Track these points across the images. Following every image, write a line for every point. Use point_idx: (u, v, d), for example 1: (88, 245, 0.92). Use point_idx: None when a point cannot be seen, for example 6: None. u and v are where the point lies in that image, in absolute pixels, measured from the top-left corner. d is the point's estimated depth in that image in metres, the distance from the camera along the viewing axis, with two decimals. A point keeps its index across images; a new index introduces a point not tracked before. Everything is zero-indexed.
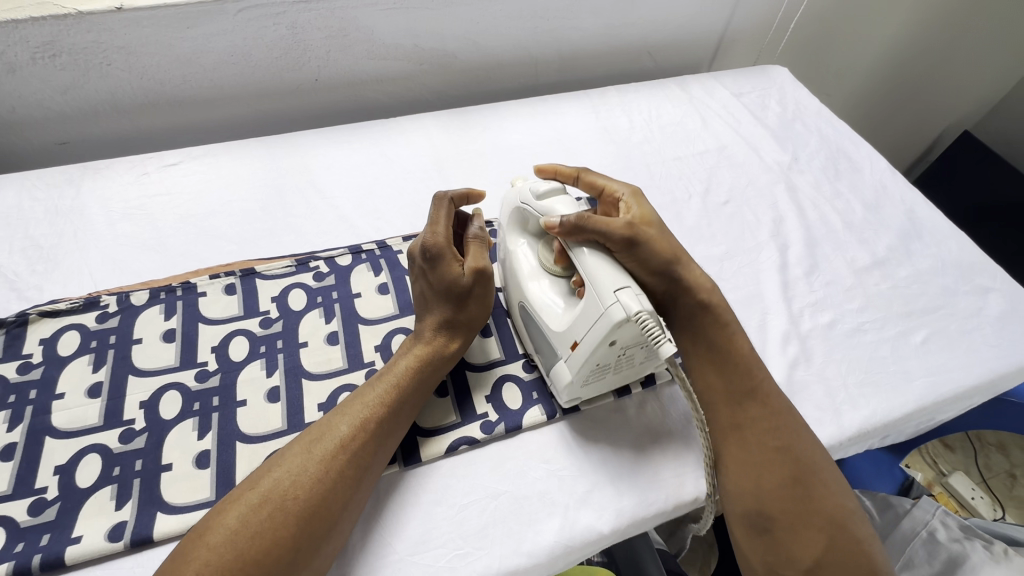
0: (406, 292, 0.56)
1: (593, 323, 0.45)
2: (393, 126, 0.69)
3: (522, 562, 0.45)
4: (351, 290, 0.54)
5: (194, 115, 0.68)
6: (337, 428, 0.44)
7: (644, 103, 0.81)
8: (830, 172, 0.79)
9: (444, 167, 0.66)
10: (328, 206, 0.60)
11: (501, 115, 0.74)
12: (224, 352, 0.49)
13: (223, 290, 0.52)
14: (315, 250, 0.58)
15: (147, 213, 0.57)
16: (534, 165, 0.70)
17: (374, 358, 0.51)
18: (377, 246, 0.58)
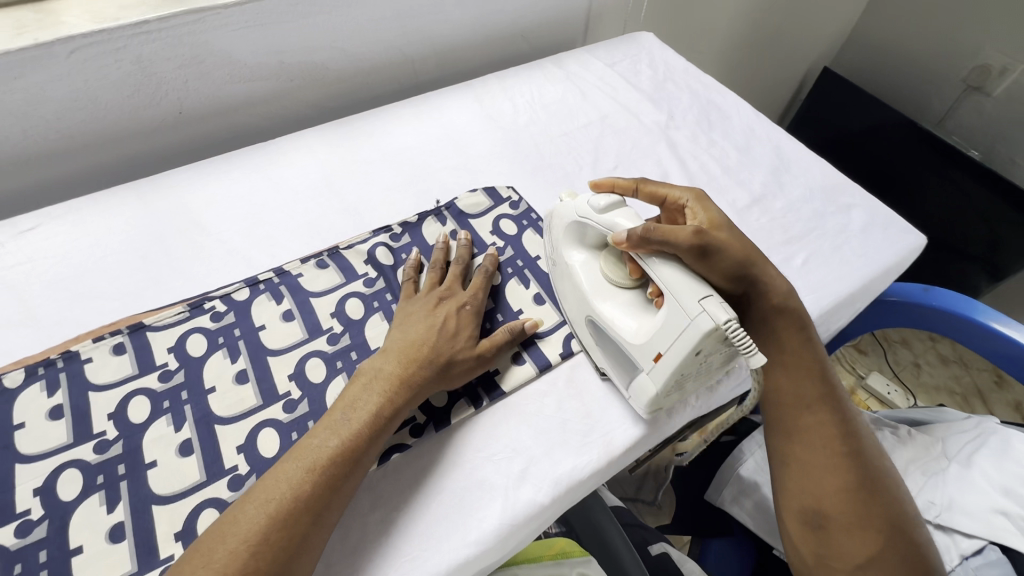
0: (314, 314, 0.53)
1: (679, 337, 0.42)
2: (273, 148, 0.67)
3: (471, 554, 0.42)
4: (254, 324, 0.52)
5: (44, 172, 0.64)
6: (300, 479, 0.39)
7: (524, 86, 0.78)
8: (703, 124, 0.77)
9: (334, 182, 0.65)
10: (216, 242, 0.59)
11: (386, 121, 0.72)
12: (123, 415, 0.46)
13: (112, 352, 0.48)
14: (209, 291, 0.55)
15: (8, 286, 0.53)
16: (426, 165, 0.68)
17: (289, 389, 0.48)
18: (275, 274, 0.55)
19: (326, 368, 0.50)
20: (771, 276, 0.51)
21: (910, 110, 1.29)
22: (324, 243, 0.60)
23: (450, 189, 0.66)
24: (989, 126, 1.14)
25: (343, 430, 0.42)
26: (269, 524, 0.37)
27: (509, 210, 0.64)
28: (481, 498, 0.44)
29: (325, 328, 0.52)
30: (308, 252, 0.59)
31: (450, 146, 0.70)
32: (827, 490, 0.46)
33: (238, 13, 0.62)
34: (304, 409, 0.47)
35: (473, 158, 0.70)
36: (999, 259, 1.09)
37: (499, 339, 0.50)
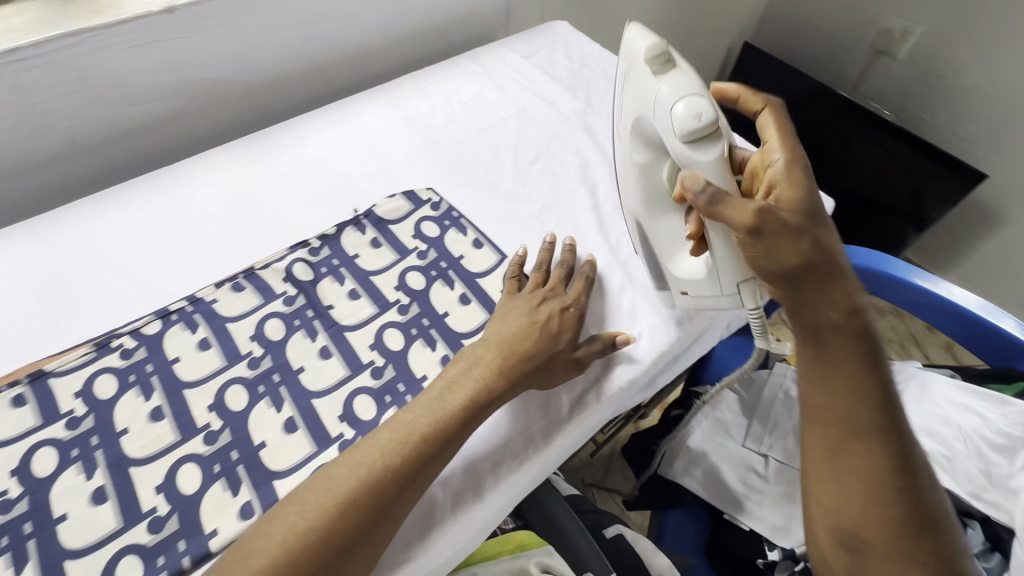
0: (374, 290, 0.69)
1: (704, 278, 0.63)
2: (187, 171, 0.80)
3: (549, 443, 0.60)
4: (323, 303, 0.67)
5: (85, 225, 0.72)
6: (388, 447, 0.50)
7: (441, 86, 0.96)
8: (584, 112, 0.94)
9: (337, 193, 0.79)
10: (213, 245, 0.72)
11: (299, 134, 0.87)
12: (222, 405, 0.59)
13: (199, 348, 0.62)
14: (269, 261, 0.70)
15: (59, 322, 0.64)
16: (400, 160, 0.84)
17: (371, 358, 0.63)
18: (297, 282, 0.69)
19: (399, 335, 0.65)
20: (831, 282, 0.54)
21: (827, 76, 1.68)
22: (365, 233, 0.74)
23: (464, 184, 0.81)
24: (901, 89, 1.51)
25: (440, 409, 0.53)
26: (380, 465, 0.49)
27: (520, 203, 0.79)
28: (541, 430, 0.60)
29: (392, 302, 0.68)
30: (356, 235, 0.74)
31: (433, 147, 0.87)
32: (862, 510, 0.53)
33: (214, 23, 0.80)
34: (388, 373, 0.62)
35: (389, 164, 0.84)
36: (922, 211, 1.49)
37: (610, 340, 0.64)
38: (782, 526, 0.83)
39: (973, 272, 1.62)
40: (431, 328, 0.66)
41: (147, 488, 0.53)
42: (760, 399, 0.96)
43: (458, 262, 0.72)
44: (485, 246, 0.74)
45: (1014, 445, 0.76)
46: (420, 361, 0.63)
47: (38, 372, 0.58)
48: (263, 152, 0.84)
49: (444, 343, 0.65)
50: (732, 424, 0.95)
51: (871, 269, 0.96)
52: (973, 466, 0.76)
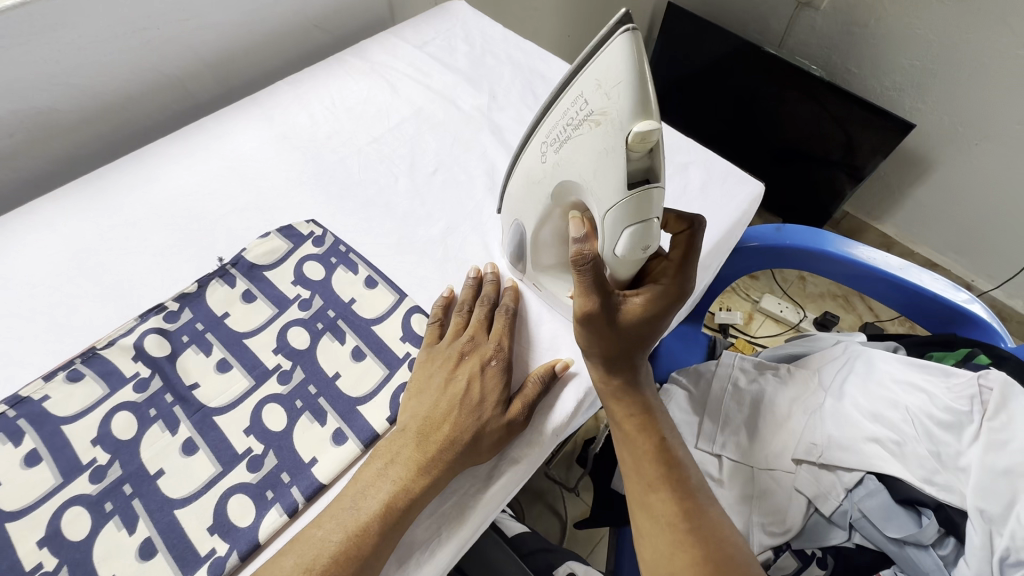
0: (248, 357, 0.58)
1: (562, 288, 0.58)
2: (1, 227, 0.64)
3: (473, 516, 0.52)
4: (185, 383, 0.56)
5: None
6: (294, 574, 0.44)
7: (323, 90, 0.83)
8: (488, 106, 0.84)
9: (200, 238, 0.67)
10: (42, 324, 0.59)
11: (150, 162, 0.72)
12: (59, 537, 0.47)
13: (25, 466, 0.50)
14: (115, 337, 0.57)
15: None
16: (276, 186, 0.72)
17: (249, 446, 0.53)
18: (152, 360, 0.57)
19: (282, 410, 0.55)
20: (627, 357, 0.54)
21: (755, 34, 1.59)
22: (234, 287, 0.62)
23: (353, 210, 0.70)
24: (825, 41, 1.46)
25: (351, 521, 0.47)
26: None
27: (419, 226, 0.69)
28: (455, 512, 0.52)
29: (271, 370, 0.57)
30: (223, 289, 0.62)
31: (316, 167, 0.75)
32: (668, 555, 0.50)
33: (12, 42, 0.63)
34: (269, 462, 0.52)
35: (263, 193, 0.71)
36: (858, 163, 1.47)
37: (547, 370, 0.57)
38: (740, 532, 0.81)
39: (906, 220, 1.63)
40: (319, 397, 0.56)
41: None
42: (708, 394, 0.93)
43: (349, 307, 0.62)
44: (380, 284, 0.63)
45: (960, 421, 0.73)
46: (308, 440, 0.54)
47: None
48: (105, 192, 0.69)
49: (335, 414, 0.55)
50: (683, 424, 0.92)
51: (807, 246, 0.92)
52: (924, 449, 0.73)
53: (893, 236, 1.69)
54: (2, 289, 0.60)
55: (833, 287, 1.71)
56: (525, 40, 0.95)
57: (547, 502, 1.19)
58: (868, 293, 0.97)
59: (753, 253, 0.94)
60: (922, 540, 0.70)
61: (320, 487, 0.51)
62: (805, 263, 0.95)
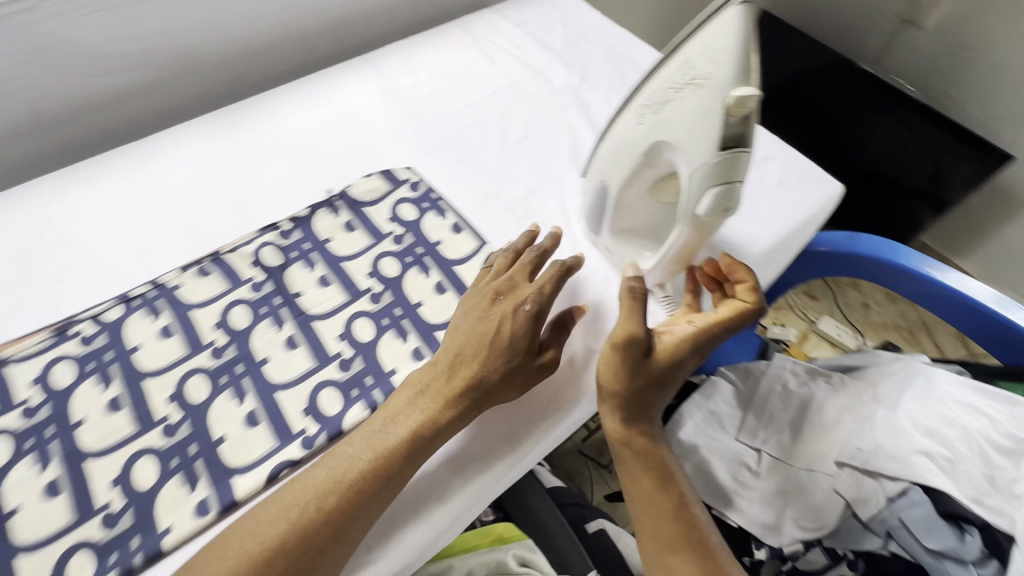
0: (346, 277, 0.65)
1: (635, 251, 0.62)
2: (151, 144, 0.75)
3: (527, 440, 0.57)
4: (292, 290, 0.64)
5: (45, 200, 0.68)
6: (323, 486, 0.49)
7: (428, 57, 0.90)
8: (578, 85, 0.88)
9: (312, 172, 0.75)
10: (179, 227, 0.68)
11: (275, 104, 0.81)
12: (182, 397, 0.56)
13: (161, 337, 0.59)
14: (240, 245, 0.67)
15: (20, 304, 0.61)
16: (380, 136, 0.80)
17: (340, 350, 0.60)
18: (266, 268, 0.65)
19: (371, 325, 0.62)
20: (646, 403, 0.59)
21: (849, 51, 1.55)
22: (339, 216, 0.70)
23: (446, 163, 0.77)
24: (924, 62, 1.41)
25: (379, 444, 0.51)
26: (312, 511, 0.48)
27: (503, 185, 0.75)
28: (508, 437, 0.57)
29: (364, 290, 0.65)
30: (330, 217, 0.70)
31: (416, 123, 0.82)
32: None
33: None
34: (356, 365, 0.59)
35: (368, 140, 0.79)
36: (943, 191, 1.42)
37: (567, 313, 0.61)
38: (772, 524, 0.83)
39: (990, 259, 1.55)
40: (404, 319, 0.63)
41: (103, 481, 0.51)
42: (755, 391, 0.95)
43: (436, 247, 0.69)
44: (465, 230, 0.70)
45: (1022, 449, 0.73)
46: (391, 353, 0.60)
47: None
48: (237, 123, 0.78)
49: (416, 334, 0.62)
50: (725, 416, 0.93)
51: (879, 258, 0.91)
52: (977, 470, 0.73)
53: (972, 274, 1.61)
54: (150, 194, 0.71)
55: (898, 318, 1.65)
56: (619, 28, 0.99)
57: (577, 483, 1.22)
58: (938, 315, 0.94)
59: (822, 258, 0.95)
60: (961, 556, 0.69)
61: None
62: (875, 276, 0.94)
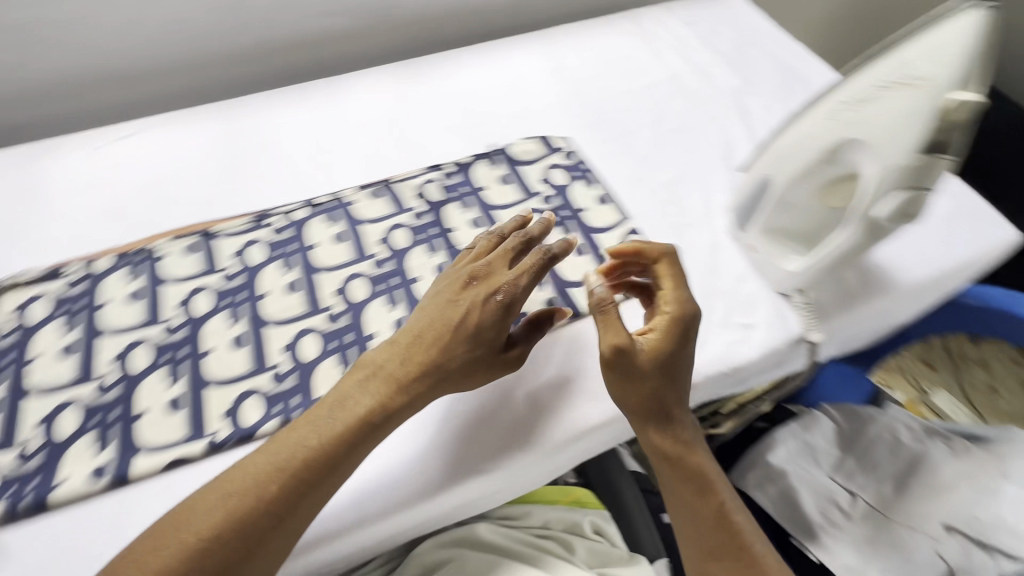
0: (495, 223, 0.71)
1: (781, 253, 0.64)
2: (347, 81, 0.85)
3: None
4: (446, 224, 0.70)
5: (260, 113, 0.81)
6: (266, 472, 0.47)
7: (596, 41, 0.94)
8: (739, 88, 0.88)
9: (476, 126, 0.81)
10: (359, 152, 0.77)
11: (453, 62, 0.89)
12: (346, 293, 0.64)
13: (335, 241, 0.68)
14: (408, 178, 0.75)
15: (231, 193, 0.73)
16: (541, 105, 0.85)
17: None
18: (427, 201, 0.72)
19: None
20: (669, 407, 0.55)
21: None
22: (496, 169, 0.76)
23: (599, 140, 0.80)
24: None
25: (323, 433, 0.49)
26: (253, 497, 0.46)
27: (651, 170, 0.77)
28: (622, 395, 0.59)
29: None
30: (488, 168, 0.76)
31: (575, 99, 0.86)
32: None
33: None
34: None
35: (530, 107, 0.84)
36: None
37: (546, 315, 0.59)
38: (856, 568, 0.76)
39: None
40: None
41: (277, 345, 0.60)
42: (860, 434, 0.90)
43: (580, 213, 0.72)
44: (610, 204, 0.73)
45: None
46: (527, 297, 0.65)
47: (209, 230, 0.69)
48: (418, 73, 0.86)
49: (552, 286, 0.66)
50: (821, 451, 0.89)
51: None
52: None
53: None
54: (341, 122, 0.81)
55: None
56: (791, 39, 0.97)
57: None
58: None
59: (970, 312, 0.88)
60: None
61: None
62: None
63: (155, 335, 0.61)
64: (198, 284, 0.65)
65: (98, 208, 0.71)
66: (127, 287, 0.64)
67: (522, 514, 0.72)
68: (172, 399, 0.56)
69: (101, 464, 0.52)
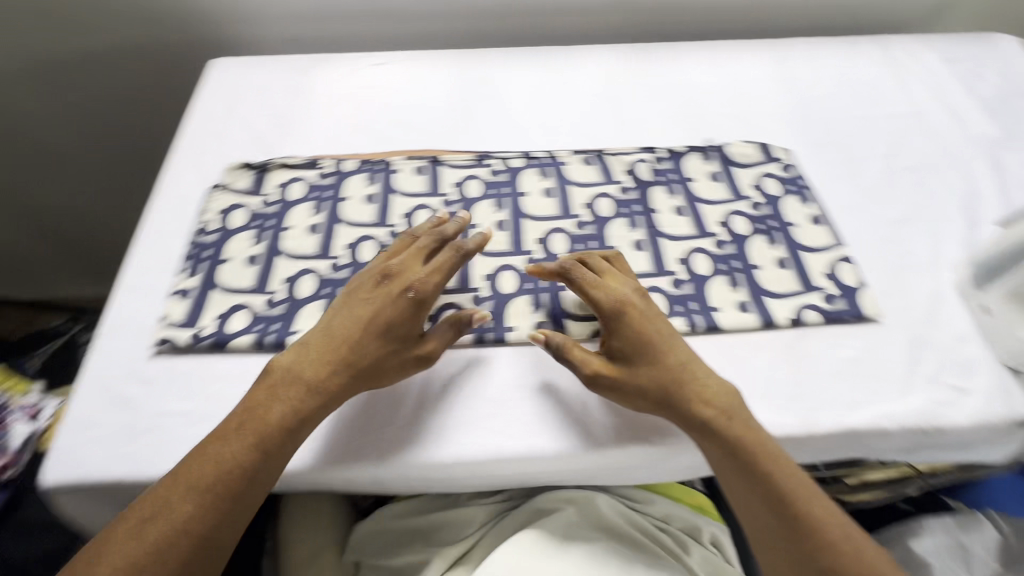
0: (698, 215, 0.71)
1: None
2: (576, 54, 0.90)
3: (822, 432, 0.56)
4: (651, 205, 0.72)
5: (494, 68, 0.88)
6: (217, 470, 0.49)
7: (835, 60, 0.89)
8: (996, 140, 0.79)
9: (694, 119, 0.81)
10: (577, 121, 0.81)
11: (679, 56, 0.89)
12: (547, 244, 0.68)
13: (544, 195, 0.73)
14: (621, 154, 0.77)
15: (459, 132, 0.80)
16: (763, 113, 0.82)
17: (676, 270, 0.66)
18: (635, 179, 0.74)
19: (709, 263, 0.67)
20: (681, 383, 0.54)
21: None
22: (708, 165, 0.75)
23: (821, 160, 0.77)
24: None
25: (255, 428, 0.51)
26: (205, 496, 0.48)
27: (875, 202, 0.72)
28: (805, 414, 0.56)
29: (711, 233, 0.69)
30: (700, 162, 0.76)
31: (802, 113, 0.82)
32: None
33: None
34: (686, 288, 0.65)
35: (752, 112, 0.82)
36: None
37: (463, 317, 0.59)
38: None
39: None
40: (739, 272, 0.66)
41: (480, 272, 0.66)
42: None
43: (789, 228, 0.70)
44: (824, 226, 0.70)
45: None
46: (721, 294, 0.64)
47: (437, 158, 0.76)
48: (645, 61, 0.89)
49: (747, 290, 0.65)
50: (976, 561, 0.71)
51: None
52: None
53: None
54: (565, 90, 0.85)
55: None
56: None
57: None
58: None
59: None
60: None
61: (717, 327, 0.62)
62: None
63: (382, 235, 0.69)
64: (421, 202, 0.72)
65: (349, 120, 0.82)
66: (365, 189, 0.73)
67: (641, 501, 0.70)
68: None
69: None
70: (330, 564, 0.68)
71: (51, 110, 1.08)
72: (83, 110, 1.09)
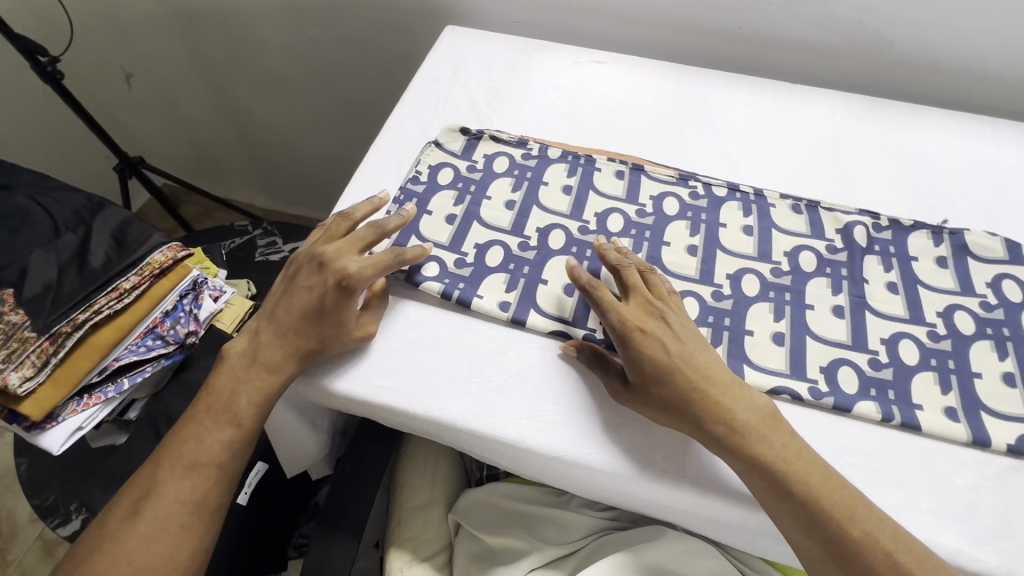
0: (915, 299, 0.64)
1: None
2: (801, 94, 0.84)
3: None
4: (859, 274, 0.66)
5: (711, 90, 0.85)
6: (198, 452, 0.56)
7: None
8: None
9: (926, 193, 0.73)
10: (789, 164, 0.77)
11: (920, 121, 0.81)
12: (737, 282, 0.65)
13: (742, 231, 0.69)
14: (836, 209, 0.71)
15: (662, 147, 0.79)
16: (1012, 206, 0.72)
17: (877, 350, 0.60)
18: (848, 240, 0.68)
19: (917, 354, 0.60)
20: (697, 399, 0.52)
21: None
22: (938, 246, 0.68)
23: None
24: None
25: (224, 411, 0.57)
26: (195, 473, 0.55)
27: None
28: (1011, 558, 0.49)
29: (927, 323, 0.62)
30: (927, 241, 0.68)
31: None
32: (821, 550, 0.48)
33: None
34: (885, 373, 0.59)
35: (999, 203, 0.73)
36: None
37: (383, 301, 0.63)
38: None
39: None
40: (952, 373, 0.59)
41: None
42: None
43: None
44: None
45: None
46: (926, 392, 0.57)
47: (640, 165, 0.75)
48: (880, 117, 0.81)
49: (959, 397, 0.57)
50: None
51: None
52: None
53: None
54: (783, 129, 0.81)
55: None
56: None
57: None
58: None
59: None
60: None
61: (916, 427, 0.55)
62: None
63: (571, 228, 0.70)
64: (615, 205, 0.72)
65: (556, 110, 0.84)
66: (564, 179, 0.74)
67: (758, 573, 0.65)
68: (568, 285, 0.65)
69: (507, 300, 0.64)
70: (436, 518, 0.72)
71: (287, 39, 1.22)
72: (315, 48, 1.22)
